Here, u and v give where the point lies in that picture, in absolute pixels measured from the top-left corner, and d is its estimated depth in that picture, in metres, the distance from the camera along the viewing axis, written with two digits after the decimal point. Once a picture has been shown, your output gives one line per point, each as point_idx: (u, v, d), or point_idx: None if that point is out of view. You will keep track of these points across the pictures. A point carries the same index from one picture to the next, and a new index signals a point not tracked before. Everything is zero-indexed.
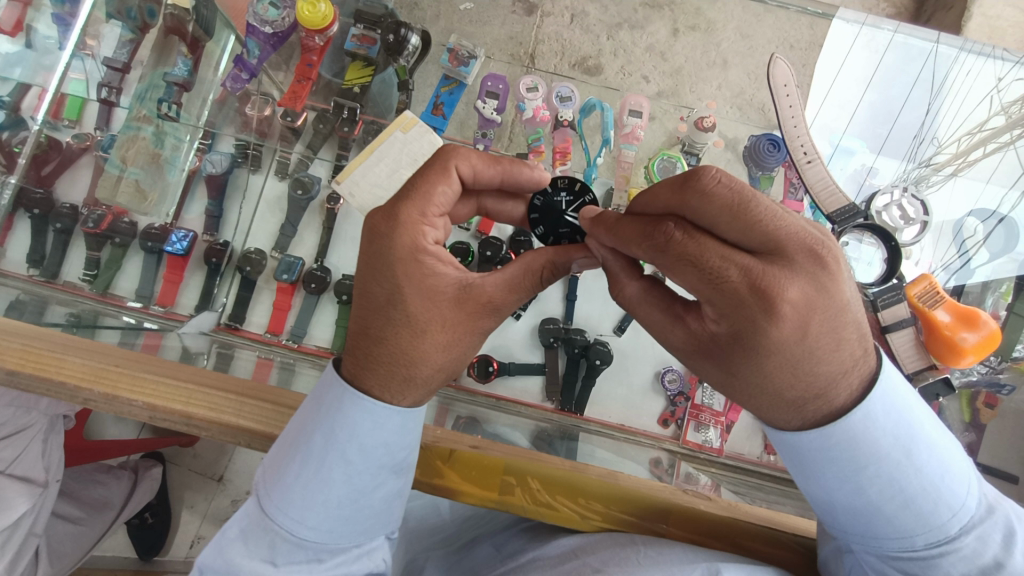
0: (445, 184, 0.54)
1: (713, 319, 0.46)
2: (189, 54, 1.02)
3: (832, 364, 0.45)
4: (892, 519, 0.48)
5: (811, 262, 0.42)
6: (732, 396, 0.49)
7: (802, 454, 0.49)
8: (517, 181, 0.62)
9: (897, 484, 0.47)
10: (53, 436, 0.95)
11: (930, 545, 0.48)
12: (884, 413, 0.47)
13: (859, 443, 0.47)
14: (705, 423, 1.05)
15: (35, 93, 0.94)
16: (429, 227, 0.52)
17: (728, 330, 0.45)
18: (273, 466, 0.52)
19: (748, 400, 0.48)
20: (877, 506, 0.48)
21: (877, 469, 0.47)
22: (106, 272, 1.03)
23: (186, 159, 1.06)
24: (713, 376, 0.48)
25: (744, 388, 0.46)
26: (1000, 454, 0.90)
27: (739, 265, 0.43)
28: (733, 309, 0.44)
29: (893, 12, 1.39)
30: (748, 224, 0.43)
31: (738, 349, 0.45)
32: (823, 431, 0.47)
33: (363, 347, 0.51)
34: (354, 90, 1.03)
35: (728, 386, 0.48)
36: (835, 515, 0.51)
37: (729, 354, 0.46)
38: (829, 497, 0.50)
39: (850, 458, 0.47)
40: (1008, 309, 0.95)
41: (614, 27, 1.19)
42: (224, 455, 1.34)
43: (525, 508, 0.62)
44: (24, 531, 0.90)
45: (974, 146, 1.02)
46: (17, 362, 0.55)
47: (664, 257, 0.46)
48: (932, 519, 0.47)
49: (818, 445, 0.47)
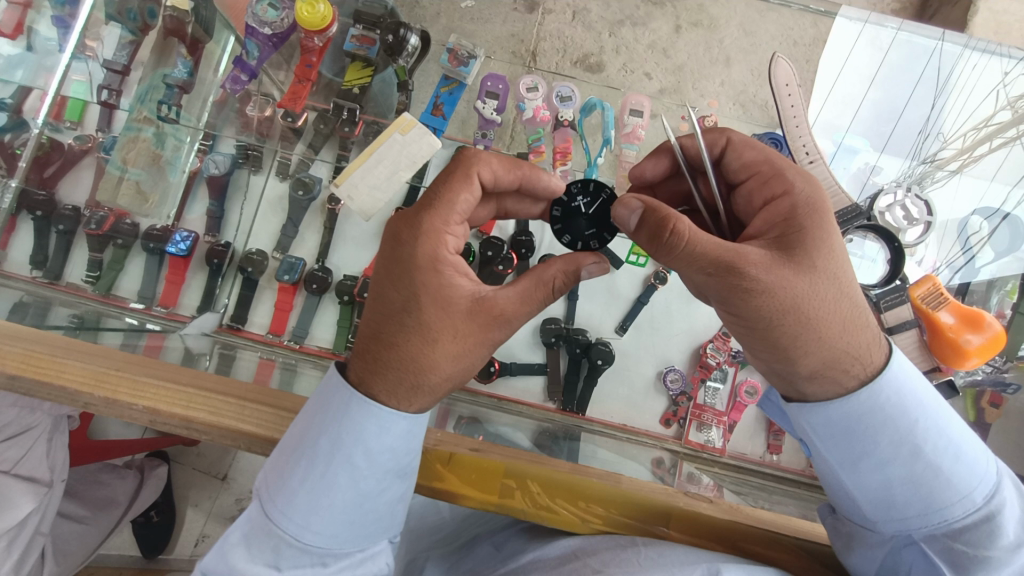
0: (468, 192, 0.56)
1: (781, 210, 0.53)
2: (189, 56, 1.01)
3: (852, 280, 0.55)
4: (950, 477, 0.50)
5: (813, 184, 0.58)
6: (820, 305, 0.49)
7: (854, 425, 0.51)
8: (535, 188, 0.63)
9: (944, 438, 0.51)
10: (57, 436, 0.95)
11: (989, 498, 0.50)
12: (915, 370, 0.53)
13: (904, 398, 0.51)
14: (708, 422, 1.04)
15: (36, 95, 0.93)
16: (450, 235, 0.54)
17: (799, 208, 0.52)
18: (275, 472, 0.51)
19: (830, 303, 0.49)
20: (935, 466, 0.50)
21: (925, 425, 0.51)
22: (109, 273, 1.03)
23: (187, 160, 1.07)
24: (798, 284, 0.49)
25: (830, 280, 0.50)
26: (1005, 453, 0.90)
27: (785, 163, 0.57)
28: (799, 186, 0.54)
29: (898, 7, 1.38)
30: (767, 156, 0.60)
31: (815, 218, 0.52)
32: (872, 388, 0.51)
33: (373, 351, 0.51)
34: (354, 90, 1.02)
35: (818, 287, 0.49)
36: (892, 496, 0.51)
37: (808, 238, 0.51)
38: (884, 474, 0.51)
39: (900, 416, 0.51)
40: (1013, 308, 0.95)
41: (616, 24, 1.20)
42: (227, 455, 1.34)
43: (524, 511, 0.61)
44: (31, 530, 0.91)
45: (979, 141, 1.01)
46: (17, 365, 0.55)
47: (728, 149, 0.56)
48: (979, 469, 0.50)
49: (869, 406, 0.51)
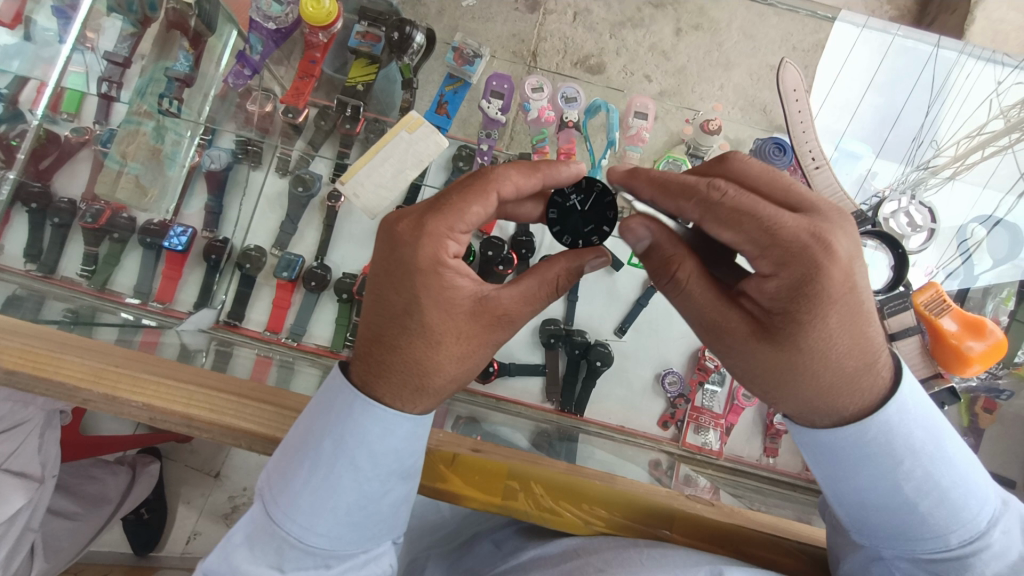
0: (483, 206, 0.52)
1: (772, 279, 0.48)
2: (191, 49, 1.01)
3: (875, 330, 0.48)
4: (927, 517, 0.49)
5: (839, 221, 0.48)
6: (795, 381, 0.48)
7: (836, 453, 0.50)
8: (557, 180, 0.59)
9: (932, 481, 0.49)
10: (49, 431, 0.94)
11: (964, 543, 0.48)
12: (915, 407, 0.49)
13: (894, 438, 0.49)
14: (705, 425, 1.05)
15: (35, 86, 0.90)
16: (455, 241, 0.51)
17: (790, 283, 0.46)
18: (278, 474, 0.51)
19: (813, 373, 0.48)
20: (914, 504, 0.49)
21: (912, 465, 0.49)
22: (105, 267, 1.03)
23: (187, 155, 1.05)
24: (773, 358, 0.49)
25: (808, 359, 0.47)
26: (999, 458, 0.91)
27: (790, 218, 0.46)
28: (794, 256, 0.46)
29: (896, 14, 1.39)
30: (783, 189, 0.50)
31: (803, 302, 0.46)
32: (859, 424, 0.49)
33: (375, 354, 0.51)
34: (358, 88, 1.02)
35: (791, 364, 0.48)
36: (866, 519, 0.51)
37: (797, 311, 0.46)
38: (863, 498, 0.51)
39: (886, 454, 0.49)
40: (1009, 315, 0.96)
41: (617, 25, 1.19)
42: (221, 452, 1.33)
43: (528, 513, 0.62)
44: (21, 525, 0.90)
45: (972, 149, 1.02)
46: (16, 361, 0.55)
47: (716, 211, 0.49)
48: (963, 514, 0.49)
49: (854, 441, 0.49)
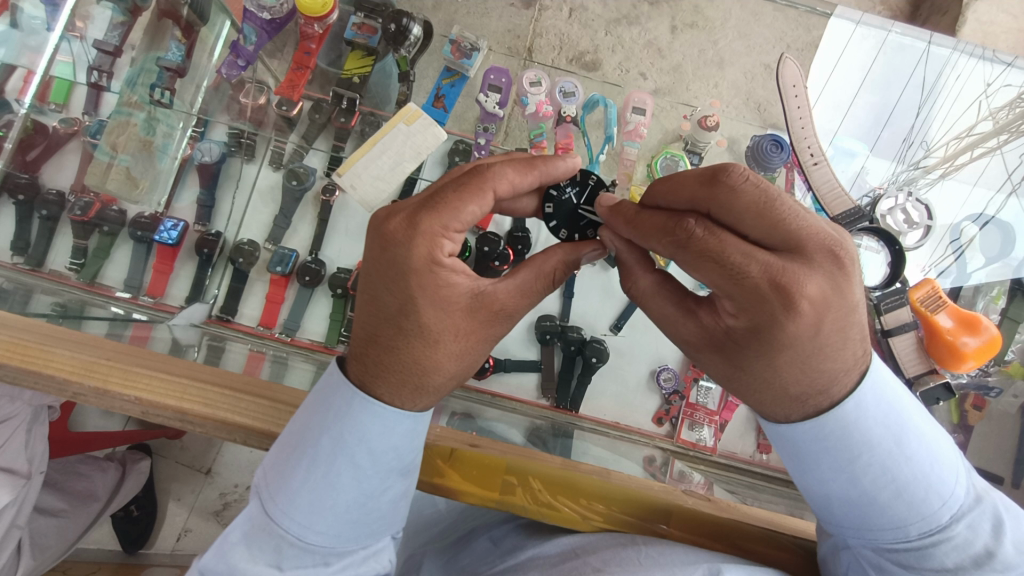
0: (475, 202, 0.50)
1: (733, 316, 0.47)
2: (182, 40, 0.98)
3: (837, 362, 0.47)
4: (886, 508, 0.49)
5: (830, 261, 0.44)
6: (736, 389, 0.51)
7: (797, 445, 0.50)
8: (551, 175, 0.58)
9: (889, 473, 0.48)
10: (36, 427, 0.92)
11: (924, 534, 0.48)
12: (872, 402, 0.49)
13: (851, 433, 0.48)
14: (699, 421, 1.05)
15: (20, 74, 0.91)
16: (447, 239, 0.49)
17: (747, 324, 0.46)
18: (276, 471, 0.50)
19: (752, 394, 0.50)
20: (872, 496, 0.49)
21: (869, 458, 0.49)
22: (94, 261, 1.02)
23: (179, 147, 1.04)
24: (720, 369, 0.51)
25: (750, 382, 0.49)
26: (989, 455, 0.92)
27: (761, 263, 0.44)
28: (752, 304, 0.45)
29: (889, 15, 1.40)
30: (772, 223, 0.44)
31: (754, 342, 0.47)
32: (817, 420, 0.49)
33: (373, 354, 0.50)
34: (353, 79, 0.99)
35: (734, 378, 0.50)
36: (830, 509, 0.52)
37: (748, 344, 0.47)
38: (825, 489, 0.51)
39: (844, 448, 0.49)
40: (1000, 313, 1.00)
41: (612, 22, 1.20)
42: (213, 448, 1.32)
43: (525, 509, 0.61)
44: (7, 522, 0.88)
45: (961, 150, 1.03)
46: (4, 354, 0.53)
47: (686, 253, 0.47)
48: (924, 507, 0.48)
49: (812, 436, 0.49)
